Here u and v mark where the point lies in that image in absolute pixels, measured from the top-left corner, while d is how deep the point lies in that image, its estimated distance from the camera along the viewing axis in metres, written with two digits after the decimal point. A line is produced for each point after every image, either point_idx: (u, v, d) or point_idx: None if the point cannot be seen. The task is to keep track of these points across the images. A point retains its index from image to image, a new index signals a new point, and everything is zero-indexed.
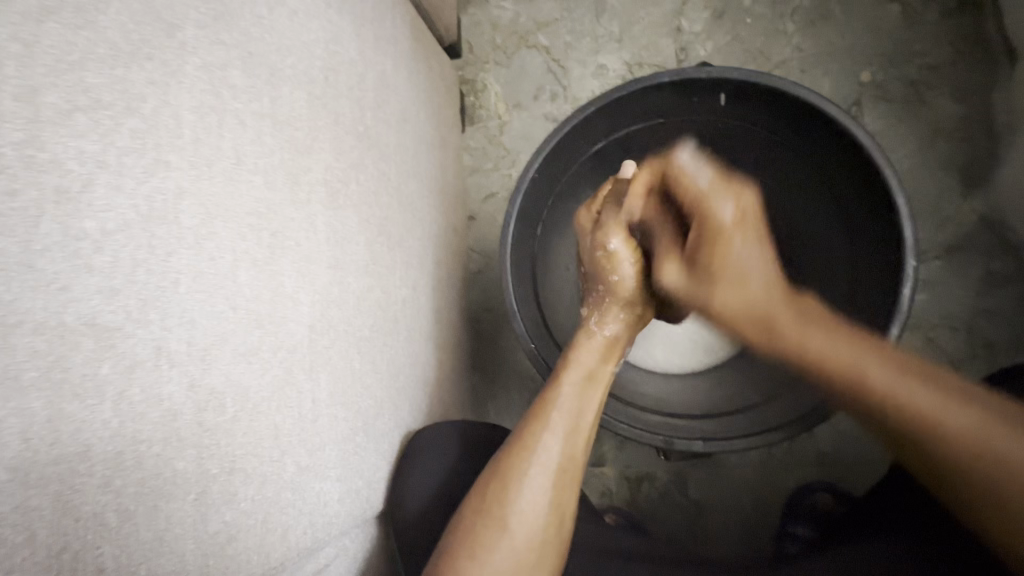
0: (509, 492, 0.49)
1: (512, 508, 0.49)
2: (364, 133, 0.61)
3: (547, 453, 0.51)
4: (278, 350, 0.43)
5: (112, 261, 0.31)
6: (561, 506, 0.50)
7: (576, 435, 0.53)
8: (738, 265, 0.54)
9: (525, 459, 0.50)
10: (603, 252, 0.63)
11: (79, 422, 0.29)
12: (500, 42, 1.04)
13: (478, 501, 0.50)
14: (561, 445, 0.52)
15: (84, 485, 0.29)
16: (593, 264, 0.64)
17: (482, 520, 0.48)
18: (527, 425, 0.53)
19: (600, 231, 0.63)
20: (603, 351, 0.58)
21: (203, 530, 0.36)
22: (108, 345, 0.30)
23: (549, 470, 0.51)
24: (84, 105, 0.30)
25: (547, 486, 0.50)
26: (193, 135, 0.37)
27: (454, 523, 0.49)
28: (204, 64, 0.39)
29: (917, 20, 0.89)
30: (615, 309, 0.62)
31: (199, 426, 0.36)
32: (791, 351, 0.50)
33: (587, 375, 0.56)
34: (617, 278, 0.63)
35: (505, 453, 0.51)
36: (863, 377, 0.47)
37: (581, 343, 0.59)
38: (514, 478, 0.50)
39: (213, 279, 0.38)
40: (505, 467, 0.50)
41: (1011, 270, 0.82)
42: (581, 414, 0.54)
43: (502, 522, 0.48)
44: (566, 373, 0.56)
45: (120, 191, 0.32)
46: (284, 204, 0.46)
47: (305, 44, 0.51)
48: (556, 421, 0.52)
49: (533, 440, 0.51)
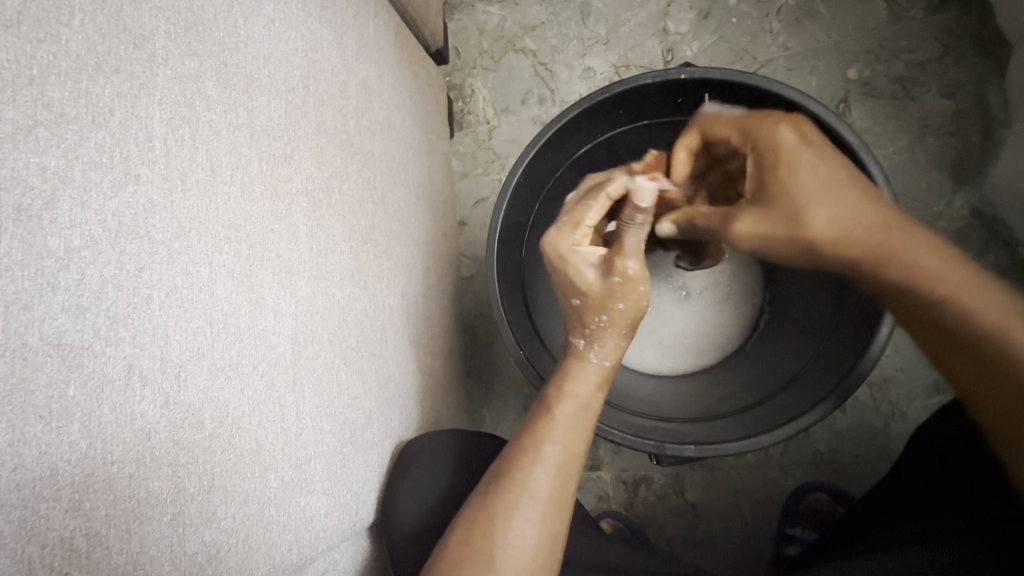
0: (498, 529, 0.48)
1: (500, 544, 0.48)
2: (347, 141, 0.60)
3: (538, 487, 0.50)
4: (258, 364, 0.42)
5: (79, 278, 0.30)
6: (552, 544, 0.49)
7: (566, 469, 0.52)
8: (802, 182, 0.52)
9: (517, 495, 0.49)
10: (615, 281, 0.55)
11: (44, 446, 0.28)
12: (487, 47, 1.04)
13: (464, 534, 0.49)
14: (552, 481, 0.51)
15: (51, 510, 0.28)
16: (598, 293, 0.56)
17: (468, 554, 0.47)
18: (518, 459, 0.51)
19: (614, 257, 0.56)
20: (597, 380, 0.55)
21: (181, 551, 0.35)
22: (75, 366, 0.30)
23: (539, 505, 0.49)
24: (46, 119, 0.30)
25: (537, 525, 0.49)
26: (165, 148, 0.37)
27: (439, 553, 0.48)
28: (175, 75, 0.38)
29: (902, 16, 0.88)
30: (612, 337, 0.57)
31: (175, 444, 0.35)
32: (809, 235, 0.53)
33: (580, 408, 0.54)
34: (623, 305, 0.56)
35: (496, 487, 0.50)
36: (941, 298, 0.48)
37: (571, 372, 0.56)
38: (503, 515, 0.49)
39: (189, 294, 0.37)
40: (495, 502, 0.49)
41: (1004, 265, 0.82)
42: (572, 448, 0.52)
43: (492, 558, 0.47)
44: (559, 404, 0.54)
45: (86, 207, 0.31)
46: (263, 215, 0.45)
47: (284, 53, 0.51)
48: (548, 454, 0.51)
49: (523, 474, 0.50)
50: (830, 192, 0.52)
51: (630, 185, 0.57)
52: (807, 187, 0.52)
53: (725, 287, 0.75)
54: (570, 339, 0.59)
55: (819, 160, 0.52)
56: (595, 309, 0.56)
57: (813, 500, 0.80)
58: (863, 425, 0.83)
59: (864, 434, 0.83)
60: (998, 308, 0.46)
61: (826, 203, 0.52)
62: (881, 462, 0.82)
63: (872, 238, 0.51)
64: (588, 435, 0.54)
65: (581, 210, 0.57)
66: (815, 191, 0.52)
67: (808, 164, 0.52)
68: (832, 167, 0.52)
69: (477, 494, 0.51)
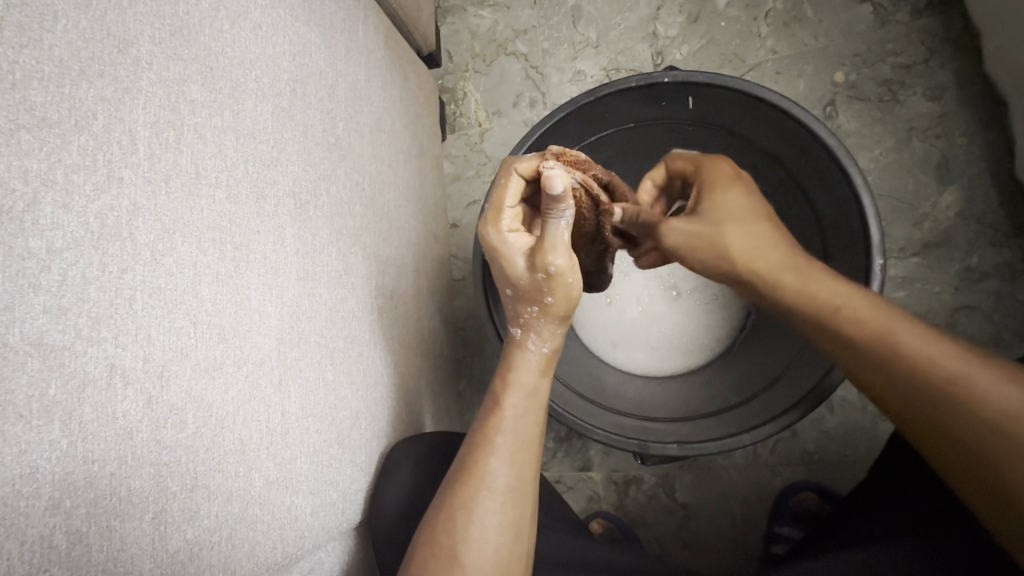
0: (461, 523, 0.48)
1: (462, 536, 0.48)
2: (335, 144, 0.61)
3: (495, 476, 0.50)
4: (242, 364, 0.43)
5: (61, 279, 0.31)
6: (519, 532, 0.50)
7: (524, 455, 0.52)
8: (735, 203, 0.52)
9: (476, 488, 0.50)
10: (539, 276, 0.51)
11: (24, 444, 0.28)
12: (479, 51, 1.04)
13: (429, 531, 0.49)
14: (510, 469, 0.51)
15: (30, 508, 0.28)
16: (528, 285, 0.52)
17: (433, 552, 0.48)
18: (473, 452, 0.52)
19: (537, 249, 0.50)
20: (542, 366, 0.56)
21: (163, 549, 0.35)
22: (57, 365, 0.30)
23: (498, 494, 0.50)
24: (28, 123, 0.30)
25: (499, 514, 0.49)
26: (149, 151, 0.37)
27: (409, 556, 0.48)
28: (160, 79, 0.39)
29: (888, 20, 0.89)
30: (546, 325, 0.55)
31: (157, 443, 0.35)
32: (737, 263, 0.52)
33: (530, 396, 0.55)
34: (552, 300, 0.53)
35: (454, 482, 0.51)
36: (856, 319, 0.45)
37: (514, 364, 0.55)
38: (465, 508, 0.49)
39: (172, 295, 0.38)
40: (454, 497, 0.50)
41: (989, 265, 0.82)
42: (525, 436, 0.53)
43: (455, 550, 0.47)
44: (507, 396, 0.54)
45: (68, 209, 0.32)
46: (249, 216, 0.46)
47: (271, 57, 0.51)
48: (501, 445, 0.52)
49: (477, 467, 0.51)
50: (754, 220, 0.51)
51: (542, 166, 0.51)
52: (728, 208, 0.52)
53: (714, 290, 0.76)
54: (509, 330, 0.57)
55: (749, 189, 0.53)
56: (527, 298, 0.53)
57: (801, 500, 0.80)
58: (851, 425, 0.84)
59: (852, 434, 0.83)
60: (895, 314, 0.45)
61: (746, 231, 0.51)
62: (867, 460, 0.82)
63: (798, 267, 0.50)
64: (540, 420, 0.55)
65: (501, 189, 0.52)
66: (738, 218, 0.51)
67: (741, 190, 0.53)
68: (749, 192, 0.53)
69: (439, 493, 0.51)
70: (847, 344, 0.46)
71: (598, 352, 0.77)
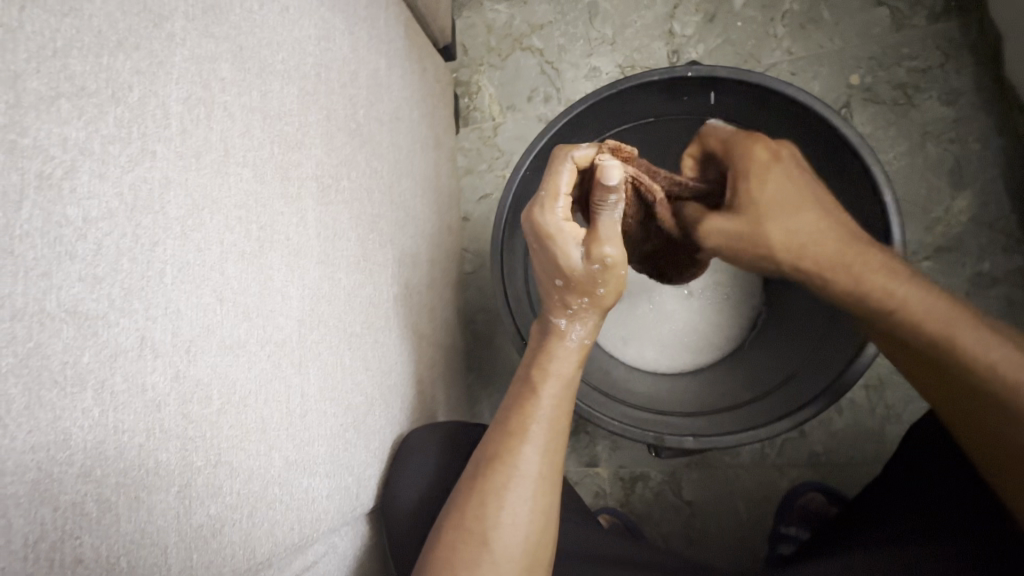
0: (490, 509, 0.49)
1: (494, 522, 0.48)
2: (356, 130, 0.61)
3: (528, 464, 0.51)
4: (265, 344, 0.43)
5: (96, 248, 0.31)
6: (547, 517, 0.51)
7: (554, 444, 0.53)
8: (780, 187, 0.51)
9: (507, 474, 0.50)
10: (595, 267, 0.51)
11: (59, 410, 0.28)
12: (494, 45, 1.05)
13: (457, 516, 0.49)
14: (541, 458, 0.51)
15: (63, 474, 0.28)
16: (580, 276, 0.52)
17: (462, 536, 0.48)
18: (506, 439, 0.52)
19: (592, 239, 0.51)
20: (578, 358, 0.56)
21: (187, 523, 0.35)
22: (91, 334, 0.30)
23: (532, 481, 0.50)
24: (67, 92, 0.30)
25: (531, 501, 0.50)
26: (181, 126, 0.37)
27: (435, 540, 0.49)
28: (192, 56, 0.39)
29: (906, 24, 0.89)
30: (586, 316, 0.55)
31: (184, 418, 0.35)
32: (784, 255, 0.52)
33: (564, 387, 0.55)
34: (604, 291, 0.53)
35: (488, 467, 0.51)
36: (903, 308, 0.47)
37: (550, 352, 0.55)
38: (495, 493, 0.49)
39: (200, 271, 0.37)
40: (486, 483, 0.50)
41: (1001, 270, 0.83)
42: (558, 424, 0.54)
43: (484, 536, 0.48)
44: (544, 384, 0.54)
45: (104, 179, 0.32)
46: (273, 198, 0.46)
47: (297, 40, 0.51)
48: (536, 432, 0.52)
49: (512, 453, 0.51)
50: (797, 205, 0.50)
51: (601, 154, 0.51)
52: (772, 201, 0.51)
53: (726, 288, 0.76)
54: (549, 318, 0.56)
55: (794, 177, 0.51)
56: (578, 289, 0.53)
57: (809, 501, 0.80)
58: (860, 427, 0.84)
59: (860, 437, 0.83)
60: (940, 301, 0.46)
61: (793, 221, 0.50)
62: (875, 463, 0.82)
63: (849, 258, 0.49)
64: (571, 411, 0.55)
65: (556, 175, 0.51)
66: (783, 209, 0.50)
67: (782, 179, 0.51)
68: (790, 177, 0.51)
69: (467, 478, 0.52)
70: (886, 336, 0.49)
71: (608, 348, 0.77)
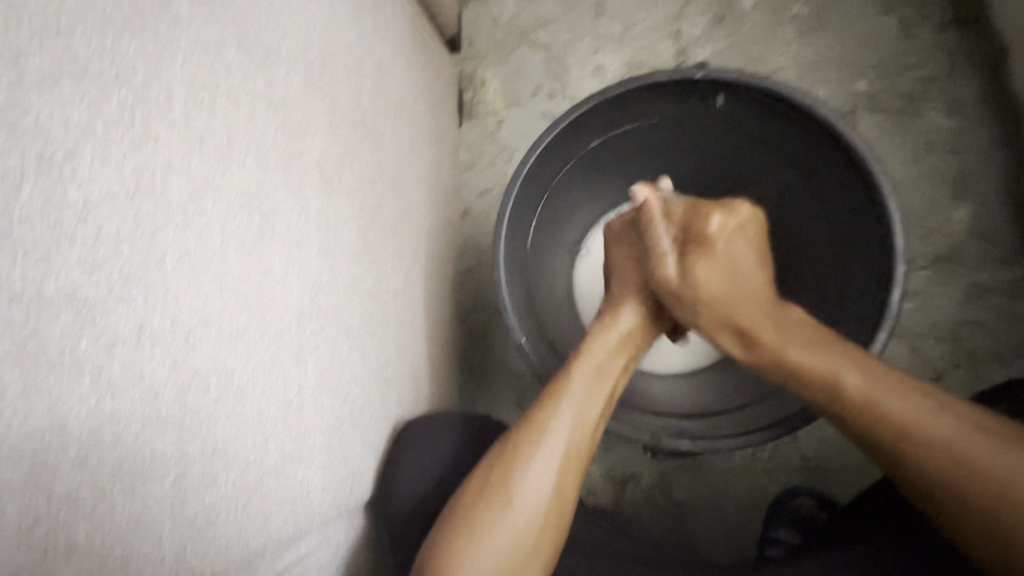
0: (512, 476, 0.50)
1: (514, 491, 0.49)
2: (360, 121, 0.60)
3: (554, 440, 0.51)
4: (263, 334, 0.42)
5: (95, 233, 0.30)
6: (564, 495, 0.51)
7: (584, 427, 0.53)
8: (719, 280, 0.59)
9: (535, 443, 0.51)
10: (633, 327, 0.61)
11: (55, 397, 0.28)
12: (499, 39, 1.04)
13: (476, 485, 0.50)
14: (569, 436, 0.52)
15: (58, 462, 0.28)
16: (612, 308, 0.62)
17: (479, 502, 0.49)
18: (537, 412, 0.53)
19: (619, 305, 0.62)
20: (618, 346, 0.58)
21: (182, 513, 0.35)
22: (89, 320, 0.30)
23: (554, 458, 0.51)
24: (70, 72, 0.30)
25: (550, 474, 0.50)
26: (184, 111, 0.37)
27: (448, 512, 0.50)
28: (198, 39, 0.38)
29: (913, 33, 0.90)
30: (629, 305, 0.62)
31: (180, 407, 0.35)
32: (787, 364, 0.53)
33: (597, 369, 0.56)
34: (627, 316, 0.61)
35: (514, 437, 0.52)
36: (839, 387, 0.49)
37: (602, 332, 0.59)
38: (522, 458, 0.50)
39: (201, 258, 0.37)
40: (511, 453, 0.51)
41: (998, 282, 0.83)
42: (589, 407, 0.53)
43: (502, 504, 0.49)
44: (577, 365, 0.56)
45: (105, 162, 0.31)
46: (276, 186, 0.45)
47: (303, 27, 0.50)
48: (565, 410, 0.52)
49: (540, 427, 0.52)
50: (734, 270, 0.59)
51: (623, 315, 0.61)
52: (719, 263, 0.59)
53: None
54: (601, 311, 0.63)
55: (729, 239, 0.60)
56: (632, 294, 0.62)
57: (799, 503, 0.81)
58: None
59: (852, 443, 0.84)
60: (884, 388, 0.47)
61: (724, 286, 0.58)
62: (865, 468, 0.83)
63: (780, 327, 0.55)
64: (606, 398, 0.55)
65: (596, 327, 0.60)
66: (718, 276, 0.59)
67: (720, 248, 0.60)
68: (748, 239, 0.61)
69: (504, 437, 0.53)
70: (912, 487, 0.45)
71: None
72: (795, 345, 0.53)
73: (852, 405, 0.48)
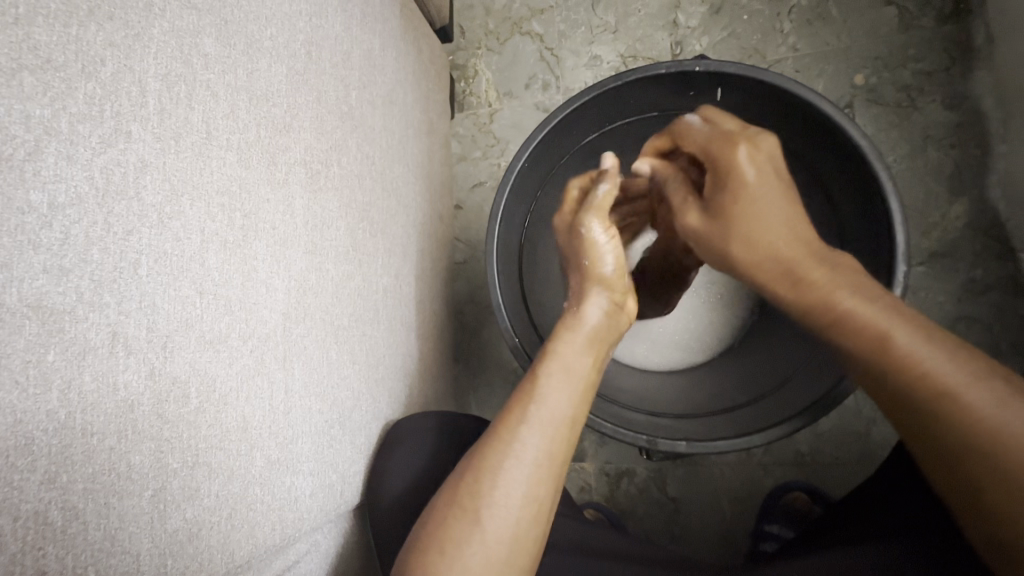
0: (482, 486, 0.48)
1: (485, 501, 0.48)
2: (348, 113, 0.58)
3: (524, 448, 0.50)
4: (248, 338, 0.41)
5: (63, 237, 0.28)
6: (536, 506, 0.49)
7: (556, 433, 0.51)
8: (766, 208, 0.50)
9: (503, 455, 0.49)
10: (605, 313, 0.58)
11: (20, 413, 0.26)
12: (493, 28, 1.01)
13: (450, 498, 0.49)
14: (541, 444, 0.50)
15: (25, 482, 0.26)
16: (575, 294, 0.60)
17: (454, 513, 0.48)
18: (506, 420, 0.52)
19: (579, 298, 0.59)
20: (585, 346, 0.56)
21: (161, 528, 0.34)
22: (56, 330, 0.28)
23: (525, 464, 0.49)
24: (31, 64, 0.28)
25: (523, 483, 0.49)
26: (159, 105, 0.35)
27: (423, 527, 0.49)
28: (173, 28, 0.36)
29: (912, 25, 0.88)
30: (595, 294, 0.59)
31: (159, 418, 0.33)
32: (830, 309, 0.45)
33: (566, 375, 0.54)
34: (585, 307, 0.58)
35: (484, 445, 0.51)
36: (884, 336, 0.42)
37: (567, 333, 0.57)
38: (491, 471, 0.49)
39: (179, 261, 0.35)
40: (482, 460, 0.50)
41: (993, 278, 0.83)
42: (559, 412, 0.52)
43: (474, 517, 0.47)
44: (546, 368, 0.54)
45: (72, 162, 0.29)
46: (259, 183, 0.43)
47: (287, 15, 0.48)
48: (535, 417, 0.51)
49: (510, 435, 0.50)
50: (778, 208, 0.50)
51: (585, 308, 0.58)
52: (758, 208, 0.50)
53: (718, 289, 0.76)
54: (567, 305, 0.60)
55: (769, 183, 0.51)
56: (593, 281, 0.60)
57: (792, 500, 0.81)
58: (845, 430, 0.84)
59: (847, 439, 0.84)
60: (938, 345, 0.41)
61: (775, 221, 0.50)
62: (860, 465, 0.83)
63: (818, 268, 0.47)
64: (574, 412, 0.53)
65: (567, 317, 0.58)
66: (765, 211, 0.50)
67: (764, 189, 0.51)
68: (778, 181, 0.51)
69: (469, 456, 0.51)
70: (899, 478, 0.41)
71: None
72: (846, 291, 0.45)
73: (896, 369, 0.41)
